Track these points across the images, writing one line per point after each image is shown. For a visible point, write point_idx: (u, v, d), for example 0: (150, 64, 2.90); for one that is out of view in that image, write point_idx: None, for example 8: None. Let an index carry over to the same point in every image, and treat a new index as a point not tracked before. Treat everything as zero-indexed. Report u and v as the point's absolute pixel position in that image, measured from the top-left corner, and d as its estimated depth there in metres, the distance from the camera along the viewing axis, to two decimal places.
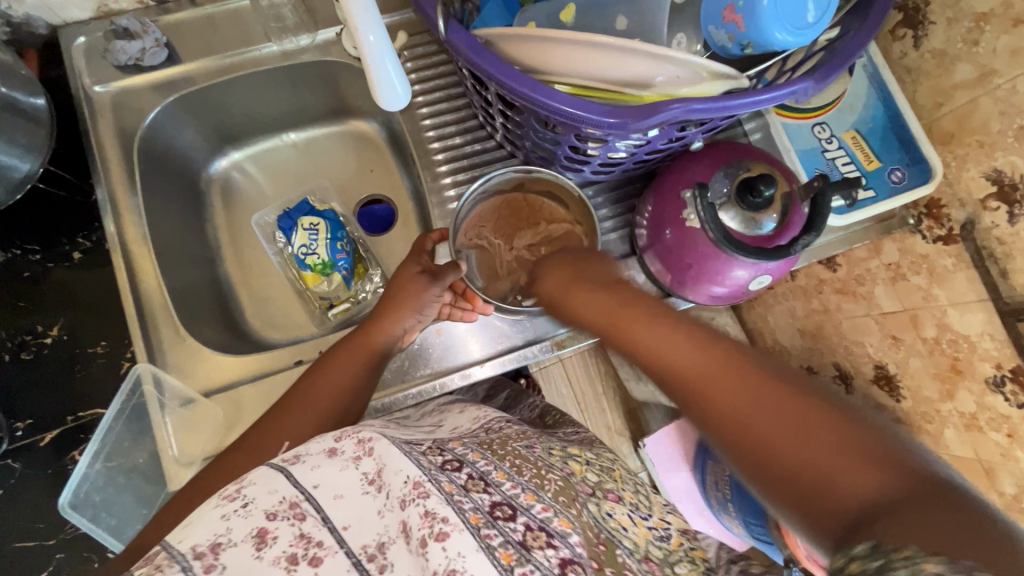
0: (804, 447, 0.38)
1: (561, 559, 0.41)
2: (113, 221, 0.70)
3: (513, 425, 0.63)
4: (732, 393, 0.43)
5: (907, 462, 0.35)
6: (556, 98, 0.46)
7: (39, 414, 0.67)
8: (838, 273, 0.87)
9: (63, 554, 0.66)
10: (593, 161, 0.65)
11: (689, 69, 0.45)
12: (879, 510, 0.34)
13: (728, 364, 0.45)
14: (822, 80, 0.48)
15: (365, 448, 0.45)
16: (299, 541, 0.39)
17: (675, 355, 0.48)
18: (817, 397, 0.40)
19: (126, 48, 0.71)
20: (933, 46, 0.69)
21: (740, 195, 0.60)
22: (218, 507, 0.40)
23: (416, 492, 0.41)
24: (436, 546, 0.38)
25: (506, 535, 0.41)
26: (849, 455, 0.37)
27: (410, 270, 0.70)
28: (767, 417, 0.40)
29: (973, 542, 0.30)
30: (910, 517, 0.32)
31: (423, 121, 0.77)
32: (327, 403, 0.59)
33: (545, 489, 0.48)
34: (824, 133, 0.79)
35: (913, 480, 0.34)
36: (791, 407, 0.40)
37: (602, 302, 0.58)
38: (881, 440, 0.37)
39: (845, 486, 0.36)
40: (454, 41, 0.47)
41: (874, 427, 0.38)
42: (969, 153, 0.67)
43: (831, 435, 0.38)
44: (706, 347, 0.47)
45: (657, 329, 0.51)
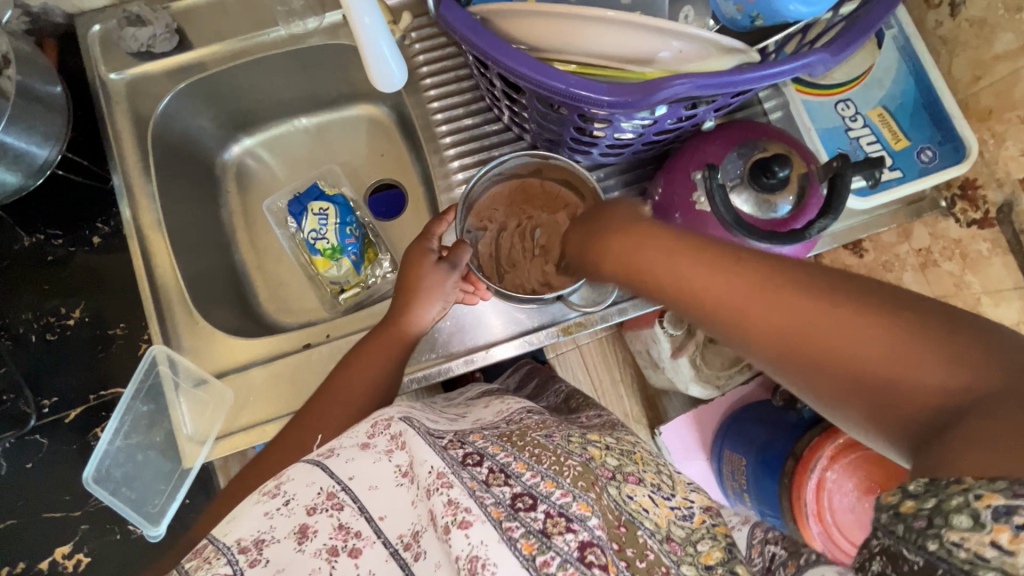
0: (880, 361, 0.35)
1: (581, 543, 0.41)
2: (129, 205, 0.72)
3: (536, 416, 0.62)
4: (780, 317, 0.39)
5: (996, 359, 0.32)
6: (554, 75, 0.44)
7: (63, 392, 0.70)
8: (863, 259, 0.79)
9: (88, 525, 0.68)
10: (600, 143, 0.63)
11: (694, 43, 0.43)
12: (964, 412, 0.32)
13: (771, 289, 0.40)
14: (839, 53, 0.45)
15: (398, 442, 0.48)
16: (338, 532, 0.42)
17: (703, 286, 0.43)
18: (891, 304, 0.36)
19: (136, 34, 0.72)
20: (971, 15, 0.65)
21: (753, 176, 0.58)
22: (261, 504, 0.44)
23: (440, 481, 0.43)
24: (459, 534, 0.40)
25: (527, 526, 0.42)
26: (916, 355, 0.34)
27: (419, 250, 0.69)
28: (830, 334, 0.37)
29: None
30: (1003, 418, 0.30)
31: (430, 105, 0.76)
32: (351, 395, 0.61)
33: (564, 474, 0.47)
34: (849, 111, 0.71)
35: (1004, 376, 0.31)
36: (856, 321, 0.36)
37: (620, 242, 0.52)
38: (944, 329, 0.34)
39: (922, 392, 0.33)
40: (449, 20, 0.45)
41: (953, 322, 0.34)
42: (1010, 130, 0.64)
43: (914, 345, 0.34)
44: (754, 275, 0.41)
45: (693, 262, 0.45)
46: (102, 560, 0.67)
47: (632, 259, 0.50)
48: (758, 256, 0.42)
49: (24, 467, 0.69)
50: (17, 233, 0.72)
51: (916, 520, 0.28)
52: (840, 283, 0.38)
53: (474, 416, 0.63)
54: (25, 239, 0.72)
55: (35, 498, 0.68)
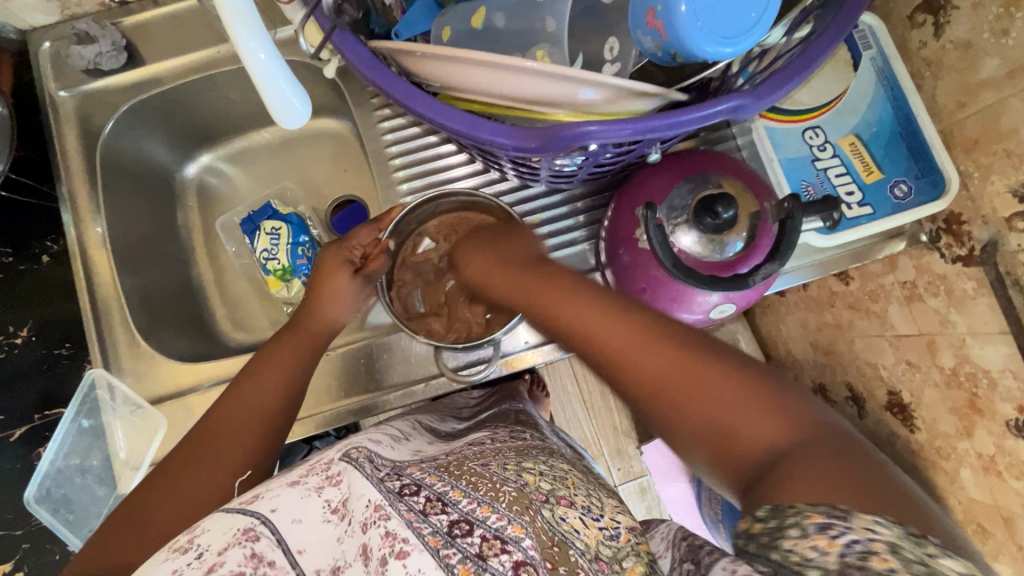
0: (718, 412, 0.40)
1: (514, 562, 0.39)
2: (74, 224, 0.72)
3: (473, 445, 0.59)
4: (645, 364, 0.43)
5: (806, 418, 0.38)
6: (453, 117, 0.41)
7: (10, 410, 0.70)
8: (849, 287, 0.79)
9: (29, 545, 0.68)
10: (542, 172, 0.60)
11: (601, 86, 0.39)
12: (780, 458, 0.37)
13: (647, 333, 0.45)
14: (769, 95, 0.41)
15: (333, 479, 0.46)
16: (249, 560, 0.39)
17: (591, 330, 0.47)
18: (740, 365, 0.42)
19: (82, 52, 0.71)
20: (956, 35, 0.58)
21: (698, 214, 0.54)
22: (169, 561, 0.40)
23: (376, 514, 0.41)
24: (396, 564, 0.38)
25: (464, 551, 0.40)
26: (753, 411, 0.39)
27: (337, 262, 0.65)
28: (686, 387, 0.41)
29: (866, 488, 0.33)
30: (813, 465, 0.35)
31: (380, 124, 0.73)
32: (266, 403, 0.57)
33: (500, 499, 0.44)
34: (818, 139, 0.68)
35: (813, 433, 0.38)
36: (710, 377, 0.41)
37: (517, 279, 0.56)
38: (777, 394, 0.40)
39: (751, 442, 0.39)
40: (346, 55, 0.43)
41: (777, 387, 0.41)
42: (994, 164, 0.57)
43: (751, 404, 0.40)
44: (642, 326, 0.46)
45: (590, 310, 0.48)
46: None
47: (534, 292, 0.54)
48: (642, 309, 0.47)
49: None
50: None
51: (763, 536, 0.33)
52: (700, 343, 0.44)
53: (415, 444, 0.59)
54: None
55: None
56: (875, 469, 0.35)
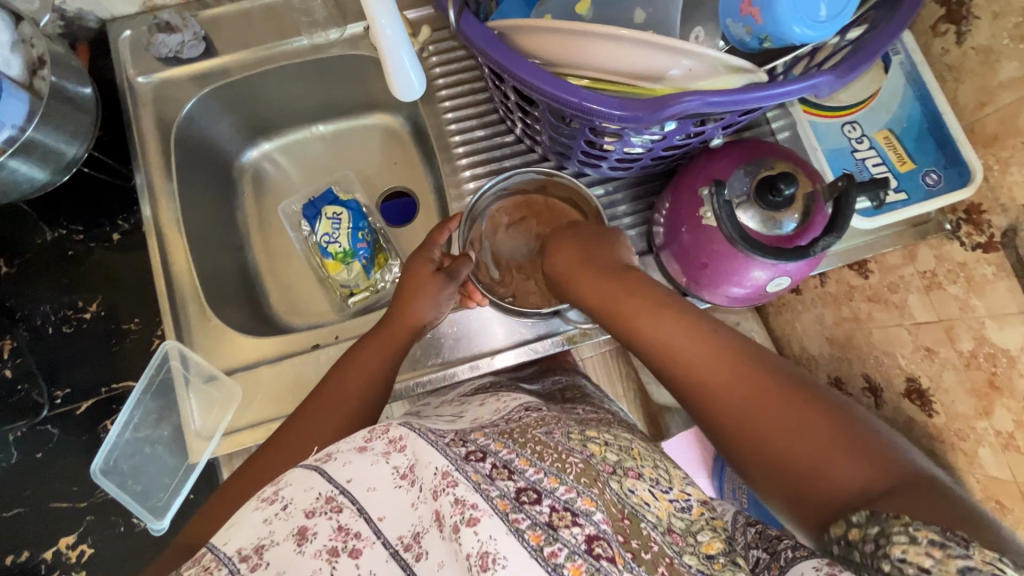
0: (805, 446, 0.47)
1: (587, 536, 0.39)
2: (150, 204, 0.74)
3: (534, 413, 0.57)
4: (734, 394, 0.51)
5: (894, 461, 0.44)
6: (566, 89, 0.46)
7: (76, 384, 0.72)
8: (869, 280, 0.83)
9: (92, 517, 0.69)
10: (610, 156, 0.65)
11: (703, 62, 0.44)
12: (869, 496, 0.43)
13: (751, 378, 0.51)
14: (845, 75, 0.46)
15: (396, 445, 0.43)
16: (338, 534, 0.39)
17: (688, 352, 0.54)
18: (827, 408, 0.48)
19: (166, 40, 0.74)
20: (977, 42, 0.65)
21: (760, 194, 0.59)
22: (259, 510, 0.41)
23: (445, 482, 0.40)
24: (468, 531, 0.38)
25: (534, 518, 0.39)
26: (842, 450, 0.45)
27: (421, 264, 0.70)
28: (778, 425, 0.48)
29: (945, 514, 0.39)
30: (896, 498, 0.41)
31: (445, 115, 0.78)
32: (348, 403, 0.60)
33: (567, 470, 0.44)
34: (855, 132, 0.76)
35: (899, 471, 0.43)
36: (797, 410, 0.48)
37: (606, 288, 0.62)
38: (864, 433, 0.46)
39: (842, 479, 0.45)
40: (468, 33, 0.47)
41: (869, 430, 0.46)
42: (1013, 156, 0.63)
43: (838, 443, 0.46)
44: (731, 355, 0.53)
45: (680, 327, 0.56)
46: (104, 552, 0.68)
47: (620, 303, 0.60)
48: (736, 338, 0.54)
49: (35, 456, 0.70)
50: (40, 228, 0.75)
51: (868, 545, 0.39)
52: (801, 387, 0.50)
53: (472, 414, 0.59)
54: (48, 234, 0.75)
55: (42, 488, 0.70)
56: (955, 501, 0.40)
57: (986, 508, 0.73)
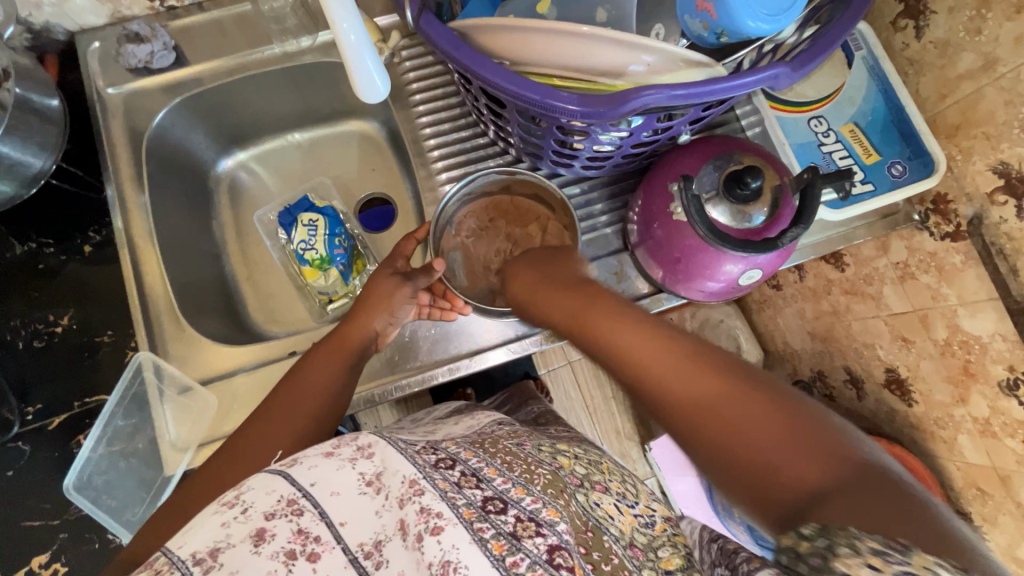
0: (755, 443, 0.41)
1: (549, 546, 0.39)
2: (121, 215, 0.73)
3: (506, 426, 0.58)
4: (681, 388, 0.47)
5: (853, 459, 0.38)
6: (528, 87, 0.47)
7: (49, 399, 0.70)
8: (846, 272, 0.84)
9: (66, 535, 0.68)
10: (581, 155, 0.65)
11: (661, 57, 0.45)
12: (820, 495, 0.37)
13: (698, 368, 0.48)
14: (801, 67, 0.47)
15: (364, 451, 0.43)
16: (298, 536, 0.38)
17: (637, 352, 0.52)
18: (779, 400, 0.43)
19: (135, 51, 0.73)
20: (936, 36, 0.67)
21: (728, 188, 0.59)
22: (217, 514, 0.39)
23: (412, 490, 0.40)
24: (431, 539, 0.37)
25: (498, 527, 0.39)
26: (794, 444, 0.40)
27: (384, 274, 0.71)
28: (722, 412, 0.44)
29: (895, 520, 0.33)
30: (839, 498, 0.36)
31: (419, 119, 0.79)
32: (309, 403, 0.58)
33: (534, 482, 0.45)
34: (822, 127, 0.77)
35: (850, 467, 0.38)
36: (745, 403, 0.44)
37: (569, 302, 0.63)
38: (820, 427, 0.41)
39: (792, 476, 0.39)
40: (429, 34, 0.48)
41: (822, 421, 0.42)
42: (975, 146, 0.65)
43: (789, 436, 0.41)
44: (678, 352, 0.50)
45: (636, 330, 0.55)
46: (80, 569, 0.67)
47: (580, 314, 0.61)
48: (686, 339, 0.52)
49: (5, 474, 0.69)
50: (9, 242, 0.74)
51: (814, 558, 0.32)
52: (748, 378, 0.46)
53: (442, 430, 0.58)
54: (17, 247, 0.74)
55: (15, 506, 0.68)
56: (906, 505, 0.35)
57: (968, 495, 0.74)
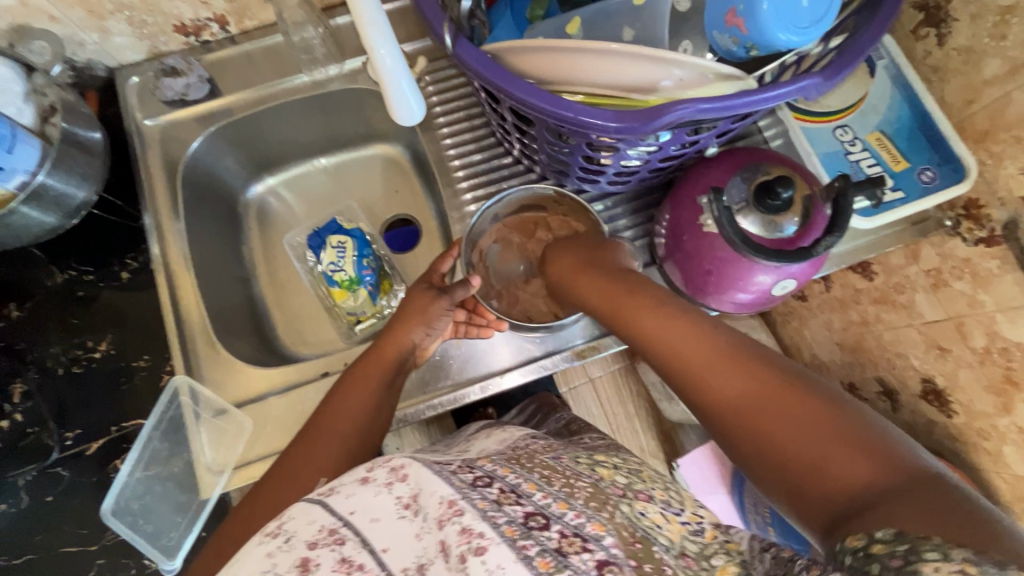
0: (807, 451, 0.42)
1: (597, 561, 0.38)
2: (158, 242, 0.75)
3: (541, 441, 0.57)
4: (727, 389, 0.49)
5: (906, 465, 0.39)
6: (562, 105, 0.48)
7: (87, 424, 0.72)
8: (875, 281, 0.83)
9: (103, 560, 0.68)
10: (608, 170, 0.65)
11: (694, 71, 0.46)
12: (875, 496, 0.38)
13: (751, 377, 0.48)
14: (832, 77, 0.48)
15: (398, 474, 0.42)
16: (342, 565, 0.37)
17: (679, 347, 0.54)
18: (822, 403, 0.44)
19: (173, 84, 0.78)
20: (959, 43, 0.67)
21: (758, 198, 0.59)
22: (262, 545, 0.39)
23: (451, 510, 0.39)
24: (476, 560, 0.36)
25: (542, 543, 0.38)
26: (841, 446, 0.41)
27: (417, 289, 0.72)
28: (778, 419, 0.45)
29: (955, 522, 0.33)
30: (902, 501, 0.36)
31: (444, 141, 0.80)
32: (346, 426, 0.59)
33: (575, 495, 0.44)
34: (847, 136, 0.77)
35: (909, 475, 0.38)
36: (788, 409, 0.45)
37: (609, 288, 0.63)
38: (872, 434, 0.41)
39: (839, 475, 0.40)
40: (464, 57, 0.49)
41: (874, 428, 0.42)
42: (1005, 150, 0.64)
43: (836, 439, 0.42)
44: (722, 350, 0.52)
45: (676, 327, 0.56)
46: None
47: (620, 302, 0.62)
48: (732, 337, 0.53)
49: (44, 500, 0.70)
50: (51, 270, 0.76)
51: (892, 560, 0.31)
52: (807, 385, 0.46)
53: (476, 447, 0.57)
54: (58, 275, 0.76)
55: (52, 532, 0.69)
56: (964, 506, 0.34)
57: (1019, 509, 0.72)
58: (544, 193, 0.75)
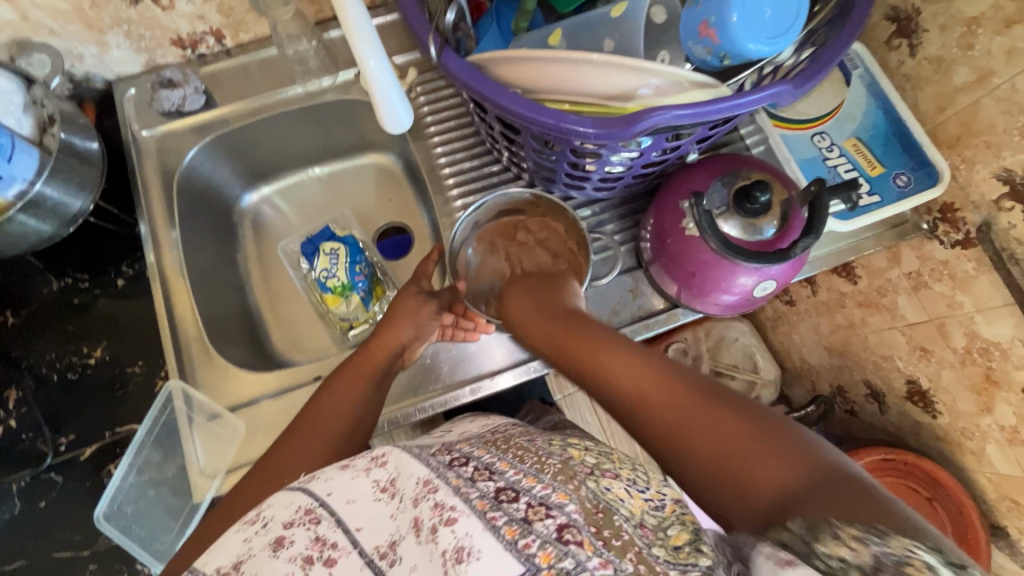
0: (730, 457, 0.45)
1: (559, 525, 0.39)
2: (153, 250, 0.77)
3: (520, 427, 0.57)
4: (660, 408, 0.51)
5: (813, 460, 0.43)
6: (544, 113, 0.50)
7: (81, 430, 0.72)
8: (858, 285, 0.84)
9: (95, 565, 0.68)
10: (593, 177, 0.67)
11: (669, 79, 0.48)
12: (791, 495, 0.41)
13: (681, 391, 0.51)
14: (802, 85, 0.50)
15: (378, 460, 0.44)
16: (315, 543, 0.39)
17: (614, 370, 0.56)
18: (737, 409, 0.48)
19: (169, 96, 0.79)
20: (929, 53, 0.69)
21: (738, 203, 0.61)
22: (240, 531, 0.41)
23: (425, 488, 0.41)
24: (445, 530, 0.38)
25: (510, 514, 0.39)
26: (761, 451, 0.44)
27: (408, 291, 0.73)
28: (704, 429, 0.48)
29: (858, 508, 0.38)
30: (812, 497, 0.40)
31: (435, 150, 0.82)
32: (333, 424, 0.59)
33: (545, 471, 0.44)
34: (825, 142, 0.79)
35: (816, 468, 0.42)
36: (713, 418, 0.48)
37: (553, 326, 0.65)
38: (782, 432, 0.45)
39: (763, 478, 0.43)
40: (450, 67, 0.51)
41: (784, 427, 0.46)
42: (977, 155, 0.66)
43: (752, 442, 0.45)
44: (651, 368, 0.54)
45: (612, 348, 0.59)
46: None
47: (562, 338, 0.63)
48: (656, 355, 0.56)
49: (38, 505, 0.70)
50: (47, 278, 0.77)
51: (806, 543, 0.37)
52: (733, 399, 0.49)
53: (458, 430, 0.59)
54: (54, 283, 0.77)
55: (46, 538, 0.69)
56: (863, 493, 0.39)
57: (1003, 507, 0.76)
58: (521, 198, 0.75)
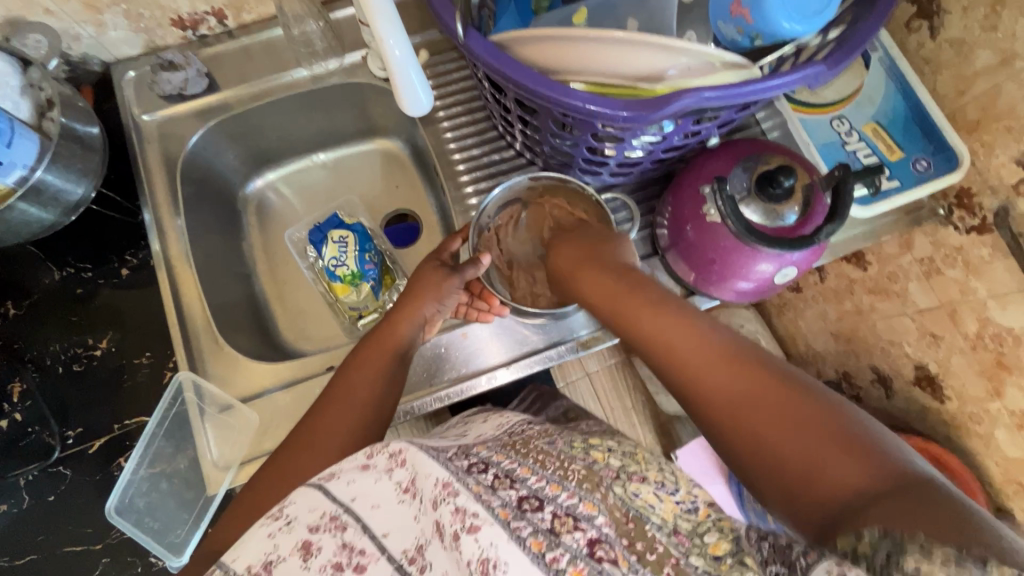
0: (795, 451, 0.43)
1: (589, 539, 0.40)
2: (158, 238, 0.75)
3: (537, 426, 0.58)
4: (723, 390, 0.48)
5: (894, 465, 0.39)
6: (569, 95, 0.48)
7: (89, 423, 0.71)
8: (868, 271, 0.84)
9: (108, 559, 0.68)
10: (611, 162, 0.66)
11: (700, 60, 0.47)
12: (866, 500, 0.38)
13: (755, 376, 0.48)
14: (834, 66, 0.49)
15: (398, 459, 0.44)
16: (343, 550, 0.39)
17: (677, 346, 0.53)
18: (810, 400, 0.45)
19: (170, 78, 0.76)
20: (951, 35, 0.68)
21: (761, 187, 0.60)
22: (265, 526, 0.40)
23: (445, 492, 0.41)
24: (468, 539, 0.38)
25: (535, 524, 0.40)
26: (835, 450, 0.42)
27: (429, 265, 0.72)
28: (775, 424, 0.45)
29: (937, 521, 0.34)
30: (893, 505, 0.37)
31: (444, 135, 0.80)
32: (352, 412, 0.58)
33: (569, 477, 0.45)
34: (844, 126, 0.79)
35: (895, 476, 0.39)
36: (783, 408, 0.45)
37: (607, 284, 0.63)
38: (851, 428, 0.42)
39: (835, 478, 0.41)
40: (472, 47, 0.49)
41: (869, 433, 0.42)
42: (997, 139, 0.66)
43: (822, 440, 0.42)
44: (716, 347, 0.51)
45: (673, 325, 0.55)
46: None
47: (619, 304, 0.61)
48: (730, 337, 0.52)
49: (47, 499, 0.69)
50: (48, 268, 0.75)
51: (877, 557, 0.34)
52: (803, 388, 0.46)
53: (476, 432, 0.57)
54: (56, 274, 0.75)
55: (56, 531, 0.68)
56: (953, 507, 0.35)
57: (1009, 491, 0.75)
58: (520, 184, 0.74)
